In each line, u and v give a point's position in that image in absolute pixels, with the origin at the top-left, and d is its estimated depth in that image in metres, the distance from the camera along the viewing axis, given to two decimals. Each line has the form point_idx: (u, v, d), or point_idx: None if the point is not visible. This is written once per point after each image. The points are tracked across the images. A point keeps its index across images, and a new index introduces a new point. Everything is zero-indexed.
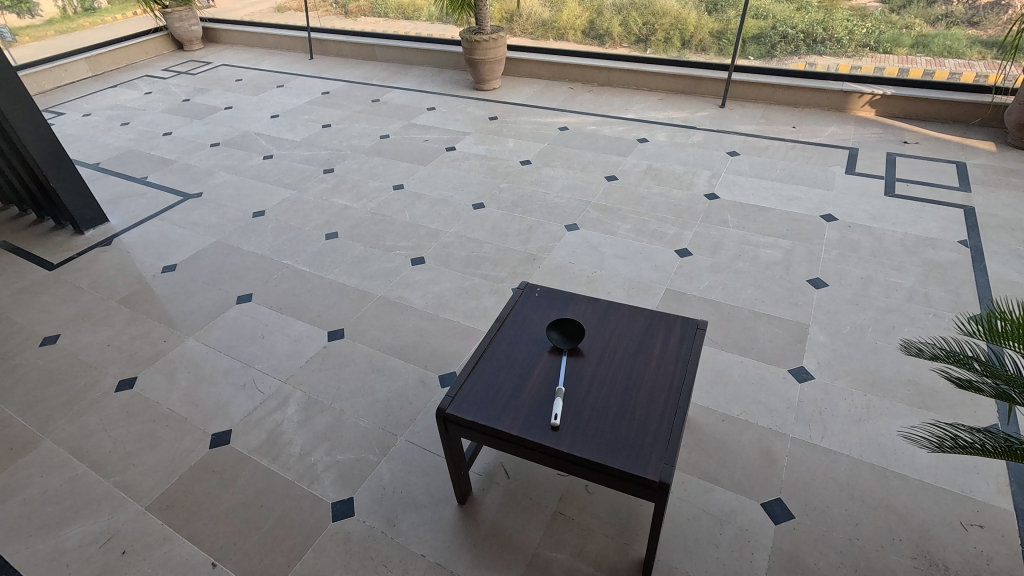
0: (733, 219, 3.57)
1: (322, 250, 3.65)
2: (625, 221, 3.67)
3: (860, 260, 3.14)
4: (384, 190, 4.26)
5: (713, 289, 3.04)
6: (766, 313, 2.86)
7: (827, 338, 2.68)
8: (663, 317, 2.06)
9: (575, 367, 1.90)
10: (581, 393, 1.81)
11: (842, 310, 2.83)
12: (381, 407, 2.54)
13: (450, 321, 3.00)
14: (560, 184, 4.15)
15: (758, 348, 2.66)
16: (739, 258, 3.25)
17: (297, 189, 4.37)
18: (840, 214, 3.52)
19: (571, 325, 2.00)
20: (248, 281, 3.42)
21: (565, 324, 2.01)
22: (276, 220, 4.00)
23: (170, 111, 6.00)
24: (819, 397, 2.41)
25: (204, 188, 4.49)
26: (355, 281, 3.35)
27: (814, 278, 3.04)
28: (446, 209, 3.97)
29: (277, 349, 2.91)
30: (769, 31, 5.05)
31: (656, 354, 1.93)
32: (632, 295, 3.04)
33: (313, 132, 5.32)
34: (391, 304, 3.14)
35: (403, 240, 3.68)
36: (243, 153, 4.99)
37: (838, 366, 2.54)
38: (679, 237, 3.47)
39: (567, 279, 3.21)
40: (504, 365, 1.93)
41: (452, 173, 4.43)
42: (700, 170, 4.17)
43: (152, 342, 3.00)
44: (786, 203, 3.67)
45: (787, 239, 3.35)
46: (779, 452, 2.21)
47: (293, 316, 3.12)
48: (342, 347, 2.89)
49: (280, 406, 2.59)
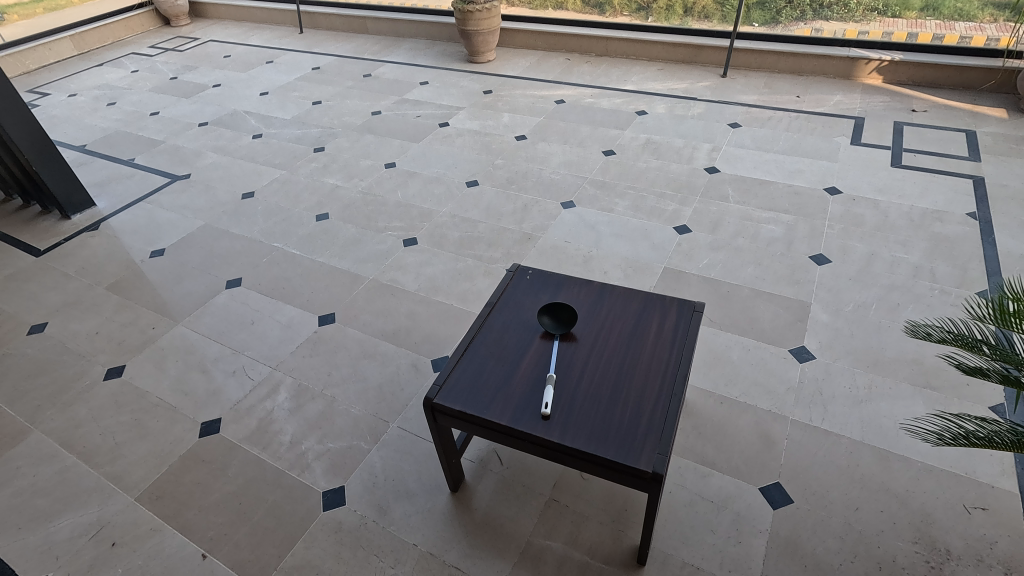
0: (734, 194, 3.47)
1: (313, 232, 3.57)
2: (623, 197, 3.58)
3: (864, 235, 3.04)
4: (376, 170, 4.16)
5: (712, 267, 2.96)
6: (766, 291, 2.78)
7: (829, 317, 2.61)
8: (658, 300, 1.99)
9: (566, 354, 1.84)
10: (573, 380, 1.75)
11: (845, 288, 2.75)
12: (374, 394, 2.50)
13: (443, 304, 2.93)
14: (557, 160, 4.04)
15: (757, 328, 2.59)
16: (740, 235, 3.16)
17: (288, 169, 4.27)
18: (845, 187, 3.41)
19: (565, 310, 1.93)
20: (238, 265, 3.35)
21: (557, 309, 1.94)
22: (266, 202, 3.91)
23: (158, 90, 5.86)
24: (820, 378, 2.35)
25: (193, 169, 4.39)
26: (346, 264, 3.27)
27: (816, 255, 2.96)
28: (440, 188, 3.87)
29: (268, 335, 2.86)
30: None
31: (652, 338, 1.86)
32: (629, 276, 2.97)
33: (303, 110, 5.18)
34: (383, 288, 3.08)
35: (396, 221, 3.59)
36: (232, 133, 4.87)
37: (839, 346, 2.47)
38: (678, 214, 3.38)
39: (563, 259, 3.14)
40: (494, 353, 1.86)
41: (446, 150, 4.31)
42: (700, 143, 4.04)
43: (141, 329, 2.95)
44: (789, 177, 3.56)
45: (789, 214, 3.25)
46: (778, 435, 2.16)
47: (283, 301, 3.06)
48: (333, 332, 2.84)
49: (271, 393, 2.54)
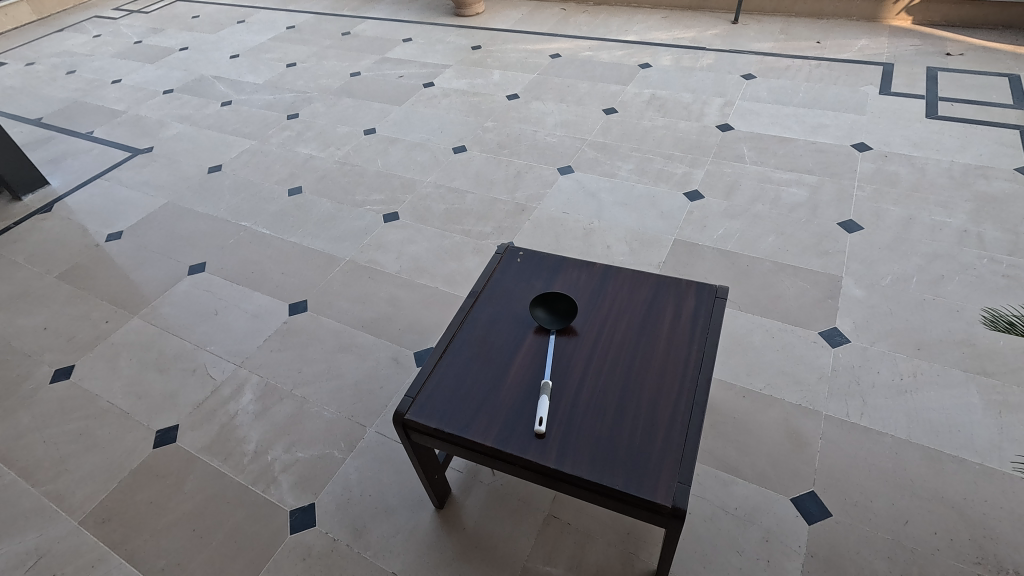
0: (751, 154, 3.11)
1: (284, 209, 3.23)
2: (627, 160, 3.22)
3: (898, 196, 2.70)
4: (354, 137, 3.78)
5: (728, 238, 2.64)
6: (791, 264, 2.46)
7: (863, 293, 2.30)
8: (672, 285, 1.68)
9: (563, 353, 1.54)
10: (572, 386, 1.45)
11: (880, 258, 2.43)
12: (349, 394, 2.21)
13: (427, 287, 2.62)
14: (553, 121, 3.66)
15: (782, 307, 2.28)
16: (758, 199, 2.82)
17: (258, 138, 3.90)
18: (875, 141, 3.05)
19: (563, 302, 1.64)
20: (202, 247, 3.03)
21: (554, 299, 1.64)
22: (234, 175, 3.56)
23: (121, 56, 5.43)
24: (857, 365, 2.05)
25: (156, 141, 4.02)
26: (321, 243, 2.95)
27: (846, 221, 2.62)
28: (424, 155, 3.51)
29: (233, 327, 2.56)
30: None
31: (667, 331, 1.56)
32: (634, 250, 2.65)
33: (276, 72, 4.77)
34: (361, 269, 2.76)
35: (375, 193, 3.25)
36: (199, 100, 4.48)
37: (877, 327, 2.17)
38: (688, 177, 3.03)
39: (561, 233, 2.81)
40: (477, 353, 1.56)
41: (431, 112, 3.93)
42: (711, 97, 3.65)
43: (94, 323, 2.66)
44: (812, 132, 3.19)
45: (813, 175, 2.90)
46: (809, 433, 1.88)
47: (251, 287, 2.75)
48: (304, 322, 2.54)
49: (235, 395, 2.26)
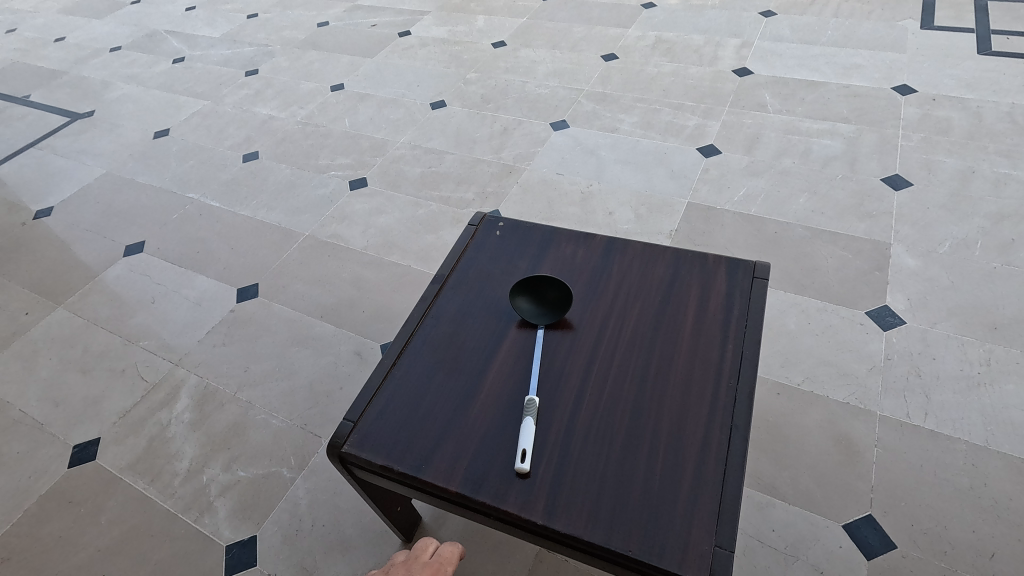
0: (774, 101, 2.68)
1: (237, 177, 2.81)
2: (631, 112, 2.79)
3: (952, 145, 2.29)
4: (319, 93, 3.33)
5: (751, 200, 2.24)
6: (828, 230, 2.07)
7: (917, 263, 1.91)
8: (696, 262, 1.29)
9: (555, 356, 1.17)
10: (567, 404, 1.09)
11: (935, 220, 2.03)
12: (302, 397, 1.85)
13: (398, 265, 2.24)
14: (544, 69, 3.20)
15: (819, 282, 1.90)
16: (784, 153, 2.40)
17: (212, 98, 3.44)
18: (919, 83, 2.61)
19: (551, 289, 1.24)
20: (141, 223, 2.63)
21: (540, 283, 1.25)
22: (182, 140, 3.13)
23: (66, 12, 4.90)
24: (915, 352, 1.69)
25: (98, 104, 3.57)
26: (277, 216, 2.55)
27: (892, 176, 2.22)
28: (397, 112, 3.08)
29: (170, 317, 2.19)
30: None
31: (691, 324, 1.18)
32: (641, 217, 2.25)
33: (236, 25, 4.27)
34: (322, 246, 2.37)
35: (342, 157, 2.83)
36: (149, 58, 4.00)
37: (938, 304, 1.79)
38: (702, 130, 2.61)
39: (555, 198, 2.41)
40: (442, 359, 1.19)
41: (406, 64, 3.46)
42: (725, 38, 3.19)
43: (12, 315, 2.28)
44: (844, 74, 2.75)
45: (849, 123, 2.48)
46: (862, 440, 1.52)
47: (194, 268, 2.36)
48: (254, 310, 2.16)
49: (168, 400, 1.90)
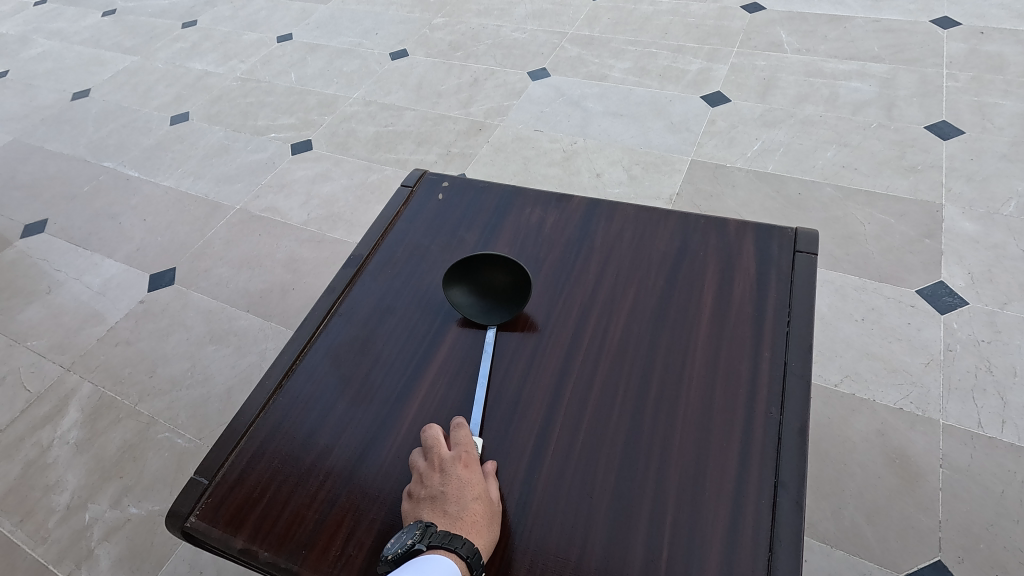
0: (791, 39, 2.27)
1: (162, 142, 2.40)
2: (622, 57, 2.38)
3: (1008, 86, 1.90)
4: (264, 45, 2.89)
5: (767, 154, 1.85)
6: (862, 189, 1.69)
7: (977, 227, 1.54)
8: (713, 232, 0.92)
9: (509, 374, 0.80)
10: (524, 447, 0.73)
11: (995, 174, 1.66)
12: (216, 409, 1.49)
13: (343, 242, 1.86)
14: (522, 11, 2.76)
15: (856, 253, 1.54)
16: (806, 99, 2.01)
17: (142, 53, 3.00)
18: (962, 15, 2.21)
19: (495, 274, 0.87)
20: (46, 198, 2.22)
21: (482, 265, 0.87)
22: (104, 101, 2.70)
23: None
24: (984, 341, 1.33)
25: (13, 63, 3.12)
26: (205, 186, 2.16)
27: (937, 124, 1.83)
28: (351, 63, 2.65)
29: (68, 309, 1.81)
30: None
31: (709, 321, 0.81)
32: (634, 178, 1.87)
33: None
34: (255, 221, 1.99)
35: (285, 116, 2.42)
36: (76, 11, 3.52)
37: (1006, 278, 1.43)
38: (706, 74, 2.20)
39: (532, 158, 2.02)
40: (348, 378, 0.83)
41: (364, 10, 3.01)
42: None
43: None
44: (873, 6, 2.33)
45: (882, 62, 2.08)
46: (924, 458, 1.17)
47: (102, 251, 1.98)
48: (169, 299, 1.78)
49: (53, 415, 1.53)
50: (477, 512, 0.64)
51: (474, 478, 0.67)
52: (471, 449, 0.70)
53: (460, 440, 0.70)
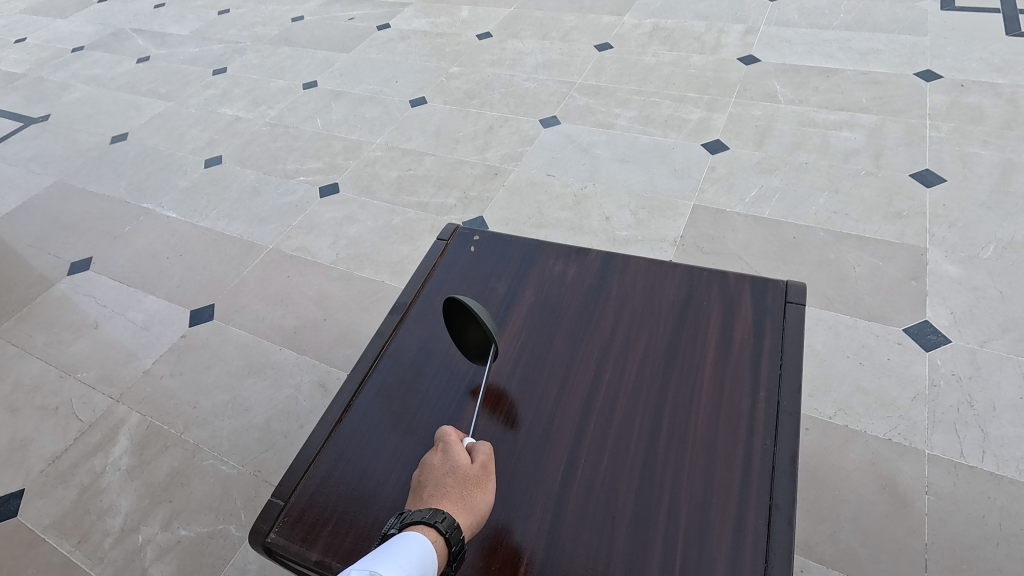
0: (785, 91, 2.44)
1: (198, 183, 2.57)
2: (627, 106, 2.55)
3: (987, 136, 2.06)
4: (290, 92, 3.08)
5: (765, 200, 2.00)
6: (853, 232, 1.83)
7: (959, 270, 1.68)
8: (714, 281, 1.06)
9: (539, 411, 0.92)
10: (555, 474, 0.85)
11: (975, 220, 1.80)
12: (255, 438, 1.61)
13: (370, 280, 2.00)
14: (533, 61, 2.95)
15: (848, 293, 1.67)
16: (799, 148, 2.16)
17: (176, 99, 3.19)
18: (944, 68, 2.37)
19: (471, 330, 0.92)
20: (89, 237, 2.38)
21: (458, 329, 0.93)
22: (141, 144, 2.88)
23: (30, 12, 4.64)
24: (966, 378, 1.44)
25: (54, 108, 3.32)
26: (238, 226, 2.31)
27: (921, 172, 1.98)
28: (374, 110, 2.83)
29: (114, 344, 1.94)
30: None
31: (713, 362, 0.94)
32: (641, 220, 2.02)
33: (206, 21, 4.01)
34: (287, 260, 2.13)
35: (312, 160, 2.58)
36: (112, 57, 3.75)
37: (987, 318, 1.55)
38: (706, 123, 2.37)
39: (545, 200, 2.18)
40: (398, 414, 0.95)
41: (384, 59, 3.21)
42: (729, 25, 2.93)
43: None
44: (861, 60, 2.51)
45: (869, 113, 2.24)
46: (913, 486, 1.28)
47: (144, 288, 2.12)
48: (208, 334, 1.92)
49: (105, 442, 1.66)
50: (450, 488, 0.70)
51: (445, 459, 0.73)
52: (445, 439, 0.77)
53: (440, 434, 0.77)
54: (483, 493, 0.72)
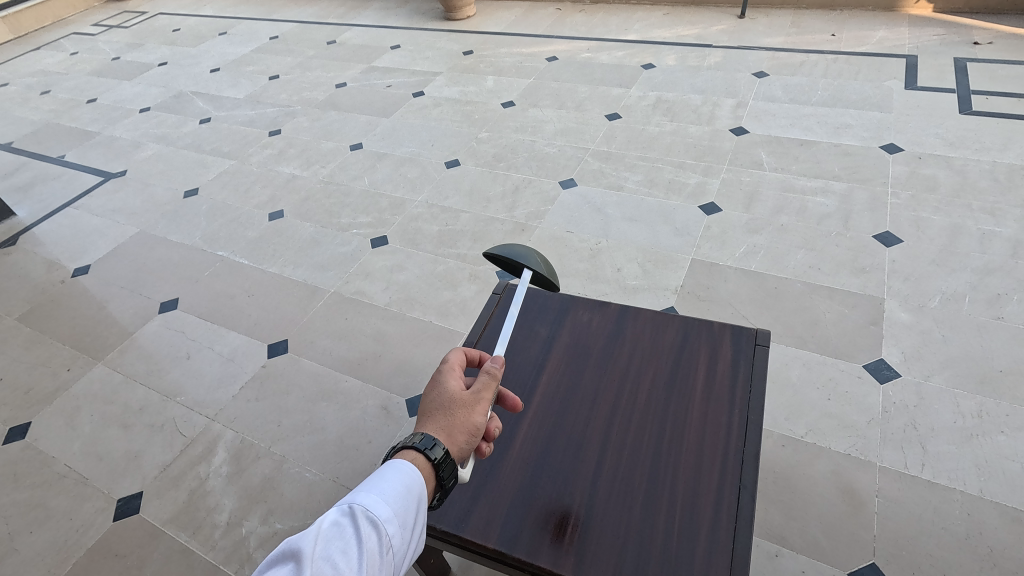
0: (770, 160, 2.85)
1: (264, 234, 2.98)
2: (634, 171, 2.97)
3: (939, 203, 2.44)
4: (339, 153, 3.53)
5: (752, 255, 2.38)
6: (825, 284, 2.20)
7: (910, 317, 2.04)
8: (703, 328, 1.43)
9: (576, 420, 1.28)
10: (589, 465, 1.20)
11: (926, 275, 2.17)
12: (331, 451, 1.96)
13: (419, 320, 2.37)
14: (552, 129, 3.40)
15: (819, 335, 2.03)
16: (781, 210, 2.56)
17: (238, 158, 3.65)
18: (905, 142, 2.79)
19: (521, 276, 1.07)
20: (174, 281, 2.78)
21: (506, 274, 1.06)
22: (211, 199, 3.31)
23: (97, 74, 5.20)
24: (912, 405, 1.79)
25: (129, 164, 3.78)
26: (303, 272, 2.70)
27: (883, 233, 2.36)
28: (414, 170, 3.26)
29: (205, 373, 2.31)
30: None
31: (701, 388, 1.30)
32: (648, 271, 2.40)
33: (258, 86, 4.52)
34: (347, 302, 2.51)
35: (363, 215, 3.00)
36: (177, 118, 4.24)
37: (932, 357, 1.90)
38: (703, 188, 2.77)
39: (566, 253, 2.56)
40: None
41: (421, 124, 3.67)
42: (722, 99, 3.38)
43: (54, 372, 2.41)
44: (835, 133, 2.93)
45: (841, 181, 2.64)
46: (866, 491, 1.61)
47: (225, 325, 2.50)
48: (285, 365, 2.28)
49: (206, 454, 2.01)
50: (439, 411, 0.81)
51: (438, 389, 0.84)
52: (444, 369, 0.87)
53: (442, 363, 0.88)
54: (473, 411, 0.81)
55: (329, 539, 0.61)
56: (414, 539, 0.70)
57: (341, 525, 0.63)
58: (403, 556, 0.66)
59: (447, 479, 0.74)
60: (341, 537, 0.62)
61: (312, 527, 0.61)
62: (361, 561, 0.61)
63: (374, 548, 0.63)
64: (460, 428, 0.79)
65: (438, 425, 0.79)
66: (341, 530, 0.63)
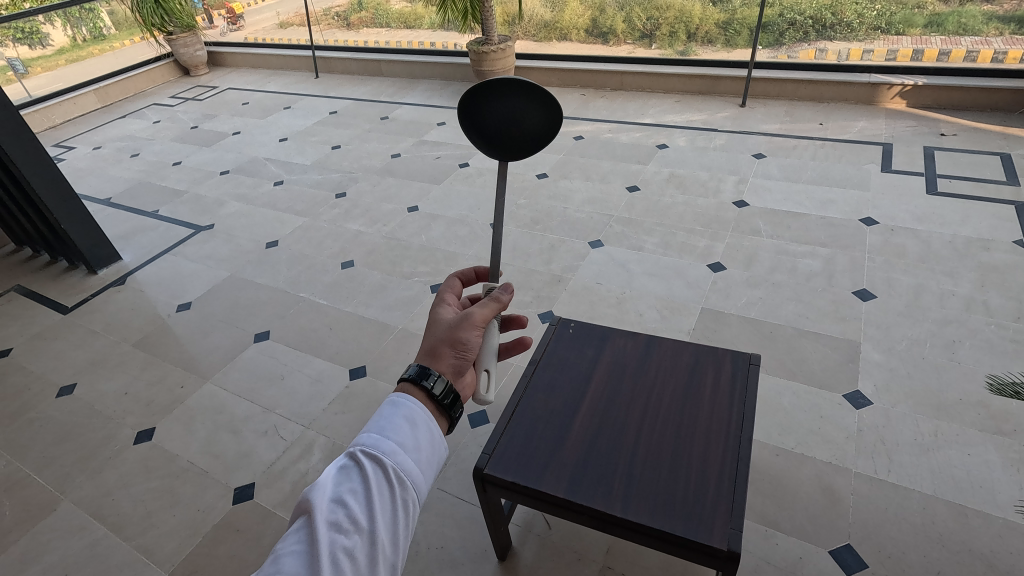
0: (767, 228, 3.39)
1: (337, 280, 3.53)
2: (652, 235, 3.51)
3: (908, 267, 2.95)
4: (398, 213, 4.13)
5: (751, 305, 2.87)
6: (811, 330, 2.68)
7: (882, 357, 2.50)
8: (710, 352, 1.91)
9: (617, 414, 1.74)
10: (627, 444, 1.65)
11: (895, 324, 2.64)
12: None
13: None
14: (580, 198, 3.99)
15: (807, 370, 2.49)
16: (776, 270, 3.07)
17: (310, 216, 4.26)
18: (881, 216, 3.33)
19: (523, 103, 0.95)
20: (264, 317, 3.31)
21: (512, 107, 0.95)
22: (289, 250, 3.89)
23: (179, 140, 5.96)
24: (881, 426, 2.22)
25: (215, 219, 4.40)
26: (374, 312, 3.22)
27: (861, 290, 2.85)
28: (463, 229, 3.84)
29: (298, 390, 2.79)
30: (776, 18, 4.76)
31: (710, 394, 1.77)
32: (665, 316, 2.89)
33: (322, 154, 5.23)
34: (413, 336, 3.02)
35: (421, 266, 3.55)
36: (253, 180, 4.91)
37: (897, 389, 2.35)
38: (711, 250, 3.30)
39: (596, 301, 3.07)
40: (541, 416, 1.77)
41: (467, 190, 4.28)
42: (726, 176, 3.98)
43: (169, 388, 2.91)
44: (822, 208, 3.48)
45: (827, 247, 3.16)
46: (843, 489, 2.03)
47: (311, 353, 3.00)
48: (364, 386, 2.76)
49: (304, 454, 2.47)
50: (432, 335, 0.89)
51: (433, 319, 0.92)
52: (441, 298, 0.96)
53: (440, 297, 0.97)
54: (460, 329, 0.88)
55: (338, 482, 0.66)
56: (434, 458, 0.71)
57: (347, 468, 0.67)
58: (420, 474, 0.68)
59: (440, 393, 0.77)
60: (348, 478, 0.66)
61: (318, 477, 0.66)
62: (368, 493, 0.65)
63: (381, 479, 0.66)
64: (441, 345, 0.86)
65: (423, 350, 0.85)
66: (347, 472, 0.67)
